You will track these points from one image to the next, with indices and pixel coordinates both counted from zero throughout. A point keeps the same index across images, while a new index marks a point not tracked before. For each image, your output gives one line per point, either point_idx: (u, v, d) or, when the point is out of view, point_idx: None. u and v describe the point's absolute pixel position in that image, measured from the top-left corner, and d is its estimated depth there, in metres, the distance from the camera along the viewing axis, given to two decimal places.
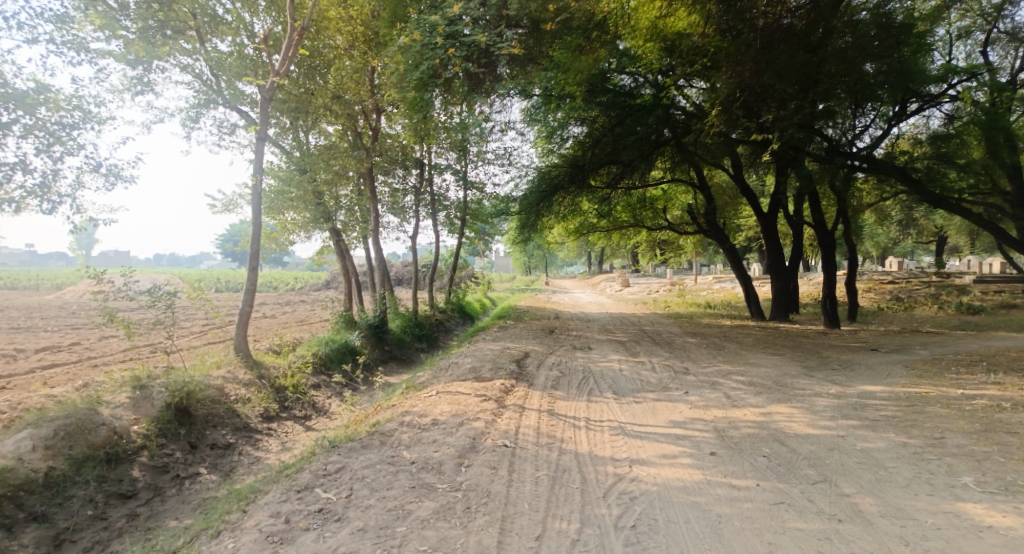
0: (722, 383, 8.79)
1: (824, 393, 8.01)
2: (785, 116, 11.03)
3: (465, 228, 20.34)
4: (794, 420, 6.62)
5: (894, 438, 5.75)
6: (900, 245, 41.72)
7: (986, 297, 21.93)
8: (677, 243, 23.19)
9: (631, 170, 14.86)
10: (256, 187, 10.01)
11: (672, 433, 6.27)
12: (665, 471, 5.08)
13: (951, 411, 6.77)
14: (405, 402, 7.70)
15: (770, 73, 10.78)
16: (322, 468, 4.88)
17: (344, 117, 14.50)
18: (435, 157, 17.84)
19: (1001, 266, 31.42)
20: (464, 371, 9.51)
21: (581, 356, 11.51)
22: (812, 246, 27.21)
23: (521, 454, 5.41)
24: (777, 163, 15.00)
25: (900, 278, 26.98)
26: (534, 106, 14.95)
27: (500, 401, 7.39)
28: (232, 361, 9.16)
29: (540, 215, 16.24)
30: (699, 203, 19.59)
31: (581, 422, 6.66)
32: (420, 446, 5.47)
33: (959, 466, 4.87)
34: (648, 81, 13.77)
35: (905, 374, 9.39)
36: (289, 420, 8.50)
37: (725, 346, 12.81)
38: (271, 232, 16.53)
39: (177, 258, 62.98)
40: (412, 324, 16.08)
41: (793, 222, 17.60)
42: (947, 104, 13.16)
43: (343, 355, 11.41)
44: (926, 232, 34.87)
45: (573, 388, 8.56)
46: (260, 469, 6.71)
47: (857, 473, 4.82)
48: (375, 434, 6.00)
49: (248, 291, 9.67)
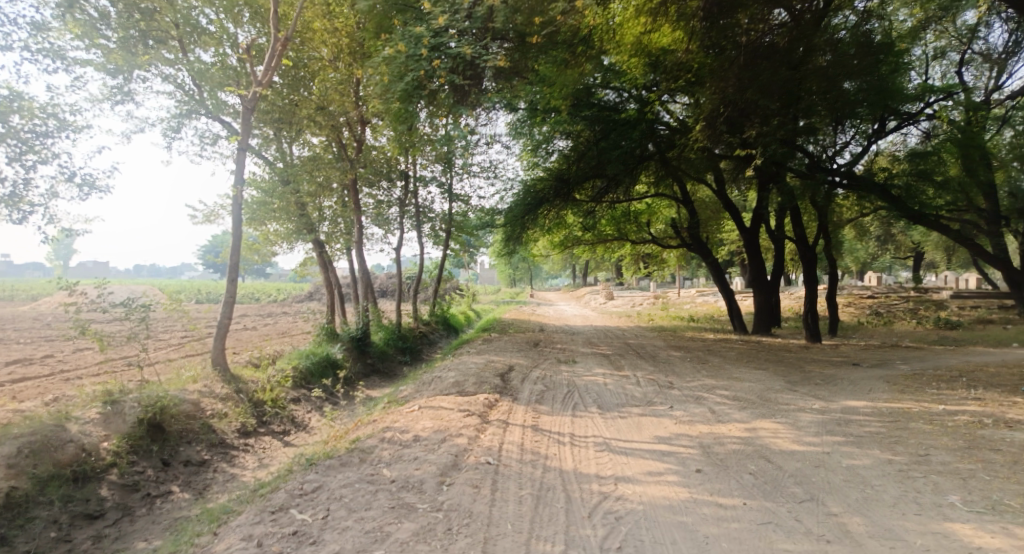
0: (707, 398, 8.76)
1: (808, 409, 8.01)
2: (769, 131, 11.25)
3: (450, 240, 20.24)
4: (779, 436, 6.59)
5: (879, 455, 5.74)
6: (879, 260, 42.44)
7: (963, 312, 22.29)
8: (661, 257, 23.29)
9: (616, 184, 14.93)
10: (236, 198, 9.84)
11: (658, 449, 6.20)
12: (651, 490, 5.00)
13: (934, 428, 6.78)
14: (387, 417, 7.54)
15: (754, 89, 10.89)
16: (298, 488, 4.72)
17: (328, 128, 14.38)
18: (420, 168, 17.77)
19: (976, 282, 32.01)
20: (447, 385, 9.37)
21: (566, 370, 11.43)
22: (793, 261, 27.52)
23: (504, 471, 5.30)
24: (760, 179, 15.13)
25: (880, 293, 27.35)
26: (520, 120, 14.65)
27: (484, 417, 7.28)
28: (209, 375, 8.92)
29: (526, 228, 16.22)
30: (682, 217, 19.78)
31: (566, 438, 6.56)
32: (401, 464, 5.33)
33: (945, 484, 4.86)
34: (633, 97, 13.75)
35: (887, 389, 9.44)
36: (267, 435, 8.29)
37: (709, 360, 12.81)
38: (252, 243, 16.30)
39: (156, 268, 61.92)
40: (395, 337, 15.90)
41: (776, 237, 17.76)
42: (924, 123, 13.40)
43: (324, 368, 11.21)
44: (904, 248, 35.49)
45: (558, 403, 8.47)
46: (235, 487, 6.50)
47: (843, 491, 4.78)
48: (355, 451, 5.84)
49: (226, 303, 9.46)
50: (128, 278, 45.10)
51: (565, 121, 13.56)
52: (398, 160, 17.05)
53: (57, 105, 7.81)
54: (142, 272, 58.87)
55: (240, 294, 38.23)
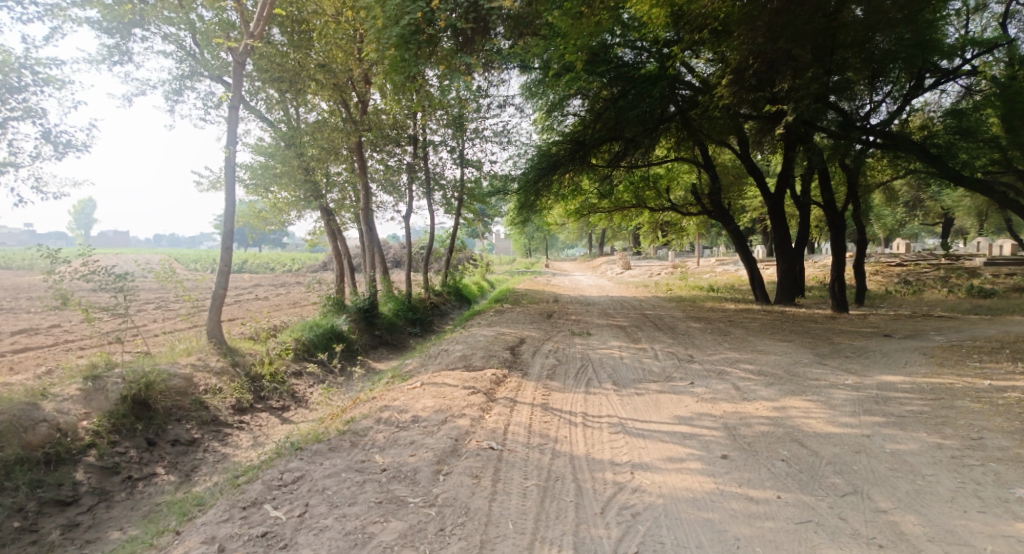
0: (730, 372, 8.17)
1: (840, 384, 7.39)
2: (801, 84, 10.41)
3: (463, 208, 19.59)
4: (812, 416, 6.00)
5: (926, 438, 5.13)
6: (906, 227, 40.91)
7: (998, 280, 21.24)
8: (681, 225, 22.51)
9: (633, 148, 14.12)
10: (229, 160, 9.31)
11: (678, 431, 5.67)
12: (672, 479, 4.48)
13: (984, 406, 6.12)
14: (387, 394, 7.09)
15: (788, 36, 10.04)
16: (276, 479, 4.32)
17: (331, 88, 13.63)
18: (429, 133, 17.01)
19: (1012, 248, 30.55)
20: (453, 359, 8.88)
21: (580, 343, 10.88)
22: (819, 227, 26.47)
23: (508, 458, 4.80)
24: (787, 139, 14.25)
25: (909, 261, 26.23)
26: (535, 81, 13.94)
27: (490, 394, 6.80)
28: (204, 348, 8.54)
29: (539, 194, 15.54)
30: (703, 183, 18.89)
31: (578, 419, 6.05)
32: (395, 449, 4.88)
33: (1009, 474, 4.24)
34: (653, 54, 12.93)
35: (925, 363, 8.75)
36: (264, 412, 7.94)
37: (731, 332, 12.17)
38: (260, 212, 15.97)
39: (177, 239, 61.94)
40: (404, 308, 15.45)
41: (801, 203, 16.85)
42: (965, 78, 12.29)
43: (328, 341, 10.84)
44: (934, 213, 34.06)
45: (570, 378, 7.94)
46: (225, 469, 6.13)
47: (891, 483, 4.20)
48: (347, 434, 5.40)
49: (221, 273, 9.03)
50: (145, 248, 45.15)
51: (582, 80, 12.66)
52: (405, 122, 16.26)
53: (32, 58, 7.24)
54: (161, 244, 59.04)
55: (256, 265, 37.99)
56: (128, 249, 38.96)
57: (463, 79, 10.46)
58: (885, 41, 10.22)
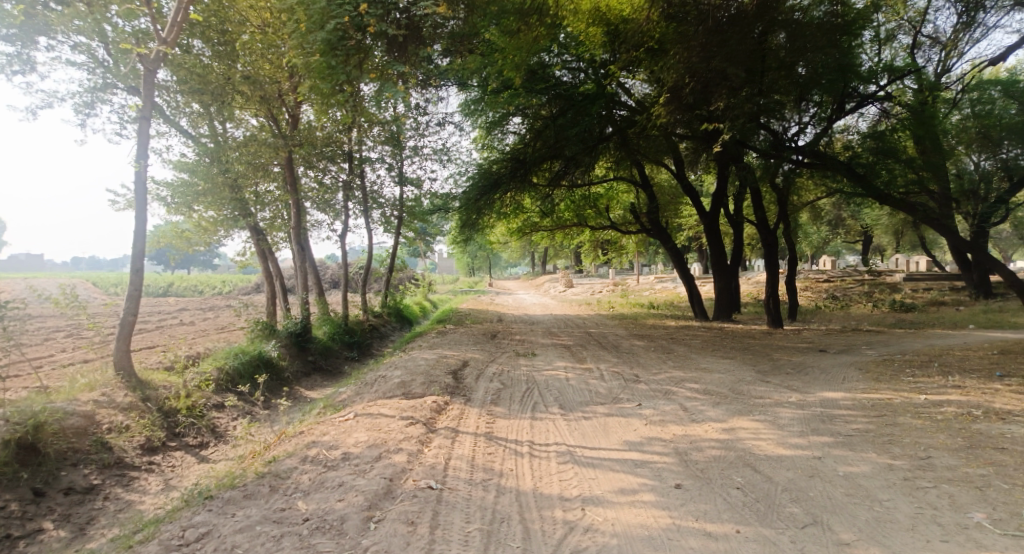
0: (676, 392, 8.04)
1: (785, 402, 7.35)
2: (736, 103, 10.61)
3: (403, 227, 19.05)
4: (761, 438, 5.85)
5: (876, 459, 5.05)
6: (830, 244, 43.14)
7: (917, 294, 22.48)
8: (621, 244, 22.73)
9: (574, 166, 14.08)
10: (139, 175, 8.51)
11: (629, 458, 5.38)
12: (625, 515, 4.17)
13: (925, 423, 6.16)
14: (316, 428, 6.50)
15: (721, 56, 10.16)
16: (178, 537, 3.75)
17: (258, 101, 12.93)
18: (365, 149, 16.44)
19: (926, 264, 32.60)
20: (391, 386, 8.33)
21: (525, 364, 10.53)
22: (752, 245, 27.39)
23: (448, 498, 4.36)
24: (721, 158, 14.56)
25: (835, 277, 27.46)
26: (473, 99, 13.75)
27: (430, 425, 6.33)
28: (109, 381, 7.66)
29: (481, 213, 15.19)
30: (642, 202, 19.12)
31: (523, 448, 5.67)
32: (321, 494, 4.36)
33: (963, 497, 4.16)
34: (590, 76, 12.83)
35: (862, 378, 8.89)
36: (178, 451, 7.16)
37: (674, 349, 12.17)
38: (183, 232, 14.95)
39: (97, 261, 57.55)
40: (341, 331, 14.71)
41: (735, 221, 17.24)
42: (881, 103, 12.81)
43: (255, 369, 10.08)
44: (854, 232, 36.03)
45: (515, 403, 7.56)
46: (127, 519, 5.38)
47: (849, 511, 4.04)
48: (267, 477, 4.81)
49: (132, 297, 8.21)
50: (61, 271, 41.92)
51: (522, 98, 12.53)
52: (340, 138, 15.65)
53: None
54: (81, 267, 55.18)
55: (183, 287, 35.73)
56: (42, 272, 35.97)
57: (400, 91, 10.10)
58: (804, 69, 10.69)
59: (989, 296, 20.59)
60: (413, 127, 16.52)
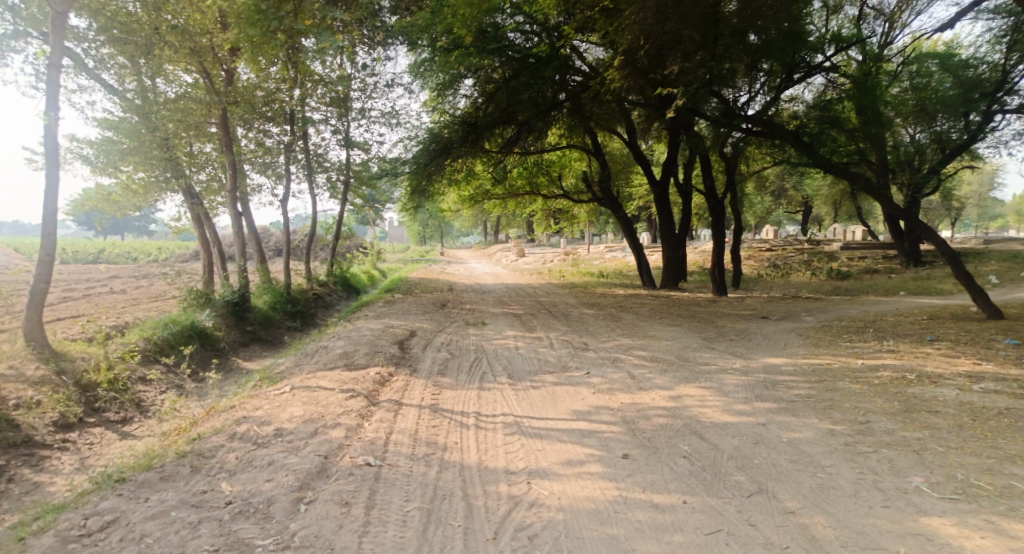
0: (624, 360, 8.01)
1: (730, 369, 7.43)
2: (689, 68, 10.44)
3: (350, 193, 18.31)
4: (708, 405, 5.85)
5: (818, 425, 5.11)
6: (773, 215, 44.58)
7: (852, 263, 23.42)
8: (572, 213, 22.65)
9: (527, 131, 13.78)
10: (49, 129, 7.68)
11: (577, 428, 5.26)
12: (572, 488, 4.04)
13: (864, 387, 6.31)
14: (249, 402, 6.10)
15: (676, 18, 9.91)
16: (80, 527, 3.38)
17: (186, 53, 11.91)
18: (308, 110, 15.52)
19: (861, 234, 34.05)
20: (332, 357, 7.96)
21: (474, 334, 10.32)
22: (700, 215, 27.88)
23: (387, 476, 4.12)
24: (672, 127, 14.47)
25: (777, 246, 28.31)
26: (423, 62, 13.20)
27: (372, 397, 6.04)
28: (18, 353, 6.99)
29: (431, 179, 14.68)
30: (594, 170, 18.97)
31: (469, 420, 5.48)
32: (248, 474, 4.05)
33: (901, 461, 4.23)
34: (541, 35, 12.43)
35: (803, 344, 9.10)
36: (97, 427, 6.64)
37: (623, 317, 12.20)
38: (109, 194, 13.94)
39: (20, 226, 53.86)
40: (283, 300, 14.10)
41: (684, 190, 17.35)
42: (827, 73, 12.86)
43: (186, 340, 9.49)
44: (795, 203, 37.30)
45: (462, 373, 7.35)
46: (32, 503, 4.90)
47: (794, 478, 4.04)
48: (189, 456, 4.44)
49: (44, 264, 7.48)
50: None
51: (472, 59, 11.84)
52: (280, 96, 14.71)
53: None
54: (2, 231, 51.64)
55: (114, 254, 33.54)
56: None
57: (338, 40, 9.43)
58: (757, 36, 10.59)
59: (918, 264, 21.74)
60: (360, 88, 15.80)
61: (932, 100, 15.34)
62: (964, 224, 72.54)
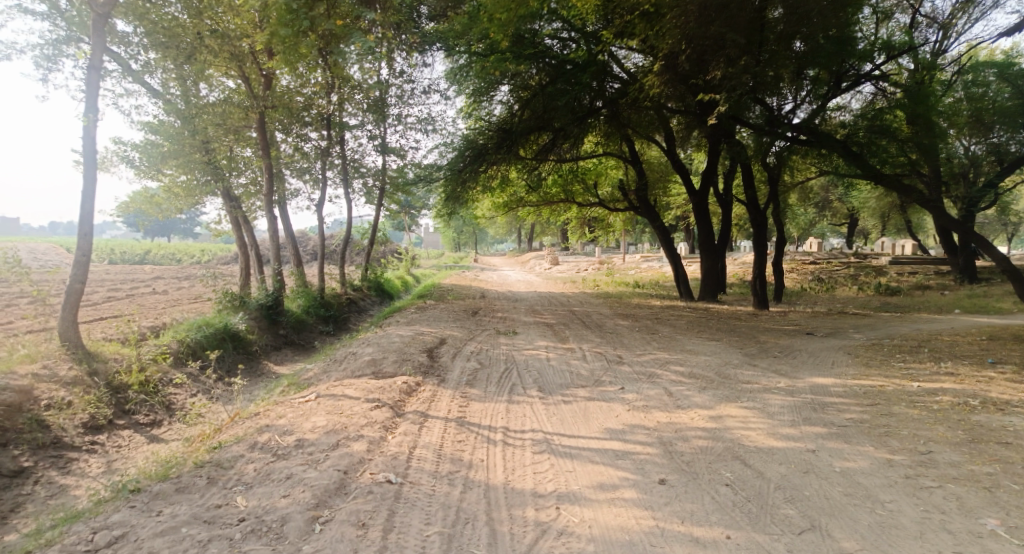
0: (661, 375, 7.64)
1: (774, 388, 6.99)
2: (734, 72, 10.02)
3: (386, 198, 18.36)
4: (751, 427, 5.47)
5: (874, 454, 4.69)
6: (816, 226, 43.09)
7: (902, 278, 22.34)
8: (608, 221, 22.27)
9: (563, 137, 13.54)
10: (88, 131, 7.82)
11: (610, 448, 4.97)
12: (604, 515, 3.77)
13: (923, 413, 5.81)
14: (274, 409, 6.01)
15: (719, 21, 9.56)
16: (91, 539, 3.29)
17: (227, 57, 12.07)
18: (345, 116, 15.59)
19: (912, 249, 32.58)
20: (360, 364, 7.84)
21: (504, 343, 10.08)
22: (740, 226, 27.10)
23: (408, 495, 3.93)
24: (712, 134, 14.03)
25: (821, 259, 27.29)
26: (460, 68, 13.10)
27: (397, 408, 5.87)
28: (53, 353, 7.08)
29: (465, 185, 14.56)
30: (631, 178, 18.60)
31: (497, 436, 5.24)
32: (265, 490, 3.90)
33: (972, 499, 3.81)
34: (579, 39, 12.17)
35: (852, 363, 8.57)
36: (126, 430, 6.66)
37: (659, 330, 11.80)
38: (153, 197, 14.31)
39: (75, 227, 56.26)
40: (316, 304, 14.14)
41: (724, 199, 16.82)
42: (877, 81, 12.27)
43: (219, 343, 9.55)
44: (840, 214, 35.99)
45: (491, 384, 7.13)
46: (57, 507, 4.89)
47: (849, 514, 3.68)
48: (206, 467, 4.37)
49: (80, 264, 7.59)
50: (35, 235, 40.91)
51: (509, 64, 11.70)
52: (318, 102, 14.84)
53: None
54: (58, 232, 54.07)
55: (159, 255, 34.63)
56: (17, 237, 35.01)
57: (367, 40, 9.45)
58: (805, 40, 10.11)
59: (973, 280, 20.65)
60: (397, 94, 15.84)
61: (988, 110, 14.52)
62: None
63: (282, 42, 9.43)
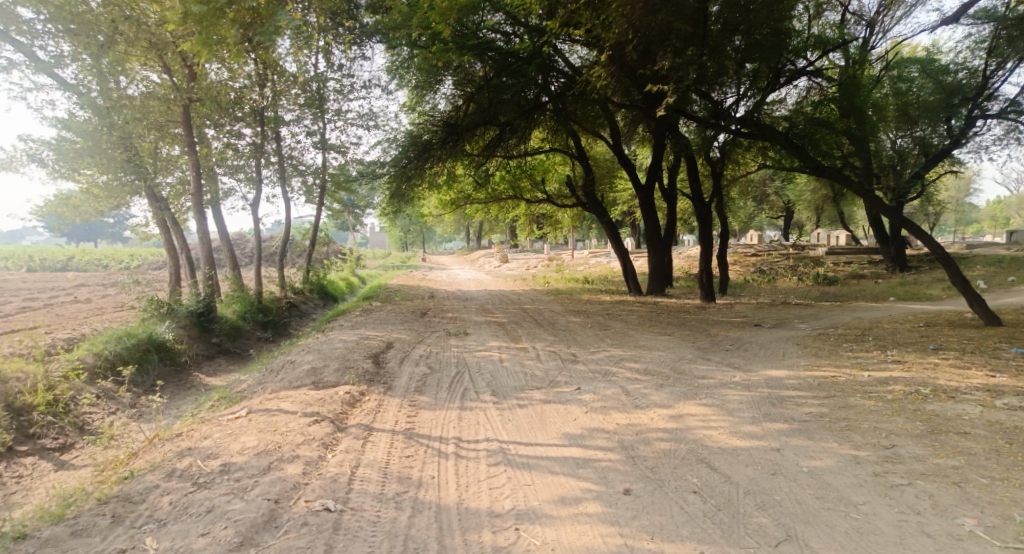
0: (616, 373, 7.42)
1: (730, 383, 6.87)
2: (682, 63, 9.86)
3: (326, 197, 17.54)
4: (712, 426, 5.28)
5: (839, 450, 4.56)
6: (756, 219, 44.54)
7: (838, 267, 23.18)
8: (556, 218, 22.12)
9: (510, 132, 13.25)
10: None
11: (569, 456, 4.65)
12: (567, 535, 3.45)
13: (879, 404, 5.78)
14: (199, 429, 5.41)
15: (666, 11, 9.34)
16: None
17: (146, 45, 11.10)
18: (280, 110, 14.73)
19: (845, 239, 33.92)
20: (298, 374, 7.26)
21: (455, 345, 9.66)
22: (686, 220, 27.50)
23: (348, 525, 3.49)
24: (656, 130, 14.03)
25: (762, 251, 28.03)
26: (400, 59, 12.51)
27: (338, 422, 5.37)
28: None
29: (411, 182, 13.97)
30: (578, 174, 18.46)
31: (448, 448, 4.83)
32: (179, 530, 3.39)
33: (942, 497, 3.70)
34: (523, 31, 11.67)
35: (802, 354, 8.59)
36: (30, 457, 5.90)
37: (612, 326, 11.63)
38: (68, 198, 13.13)
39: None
40: (253, 309, 13.29)
41: (669, 194, 16.89)
42: (811, 76, 12.42)
43: (142, 355, 8.74)
44: (777, 207, 37.29)
45: (441, 390, 6.70)
46: None
47: (824, 520, 3.49)
48: (112, 503, 3.79)
49: None
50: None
51: (451, 55, 10.94)
52: (250, 96, 13.97)
53: None
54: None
55: (84, 261, 32.20)
56: None
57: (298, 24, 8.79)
58: (748, 34, 10.07)
59: (904, 269, 21.63)
60: (336, 88, 15.14)
61: (913, 106, 15.14)
62: (944, 229, 73.23)
63: (199, 20, 8.62)
